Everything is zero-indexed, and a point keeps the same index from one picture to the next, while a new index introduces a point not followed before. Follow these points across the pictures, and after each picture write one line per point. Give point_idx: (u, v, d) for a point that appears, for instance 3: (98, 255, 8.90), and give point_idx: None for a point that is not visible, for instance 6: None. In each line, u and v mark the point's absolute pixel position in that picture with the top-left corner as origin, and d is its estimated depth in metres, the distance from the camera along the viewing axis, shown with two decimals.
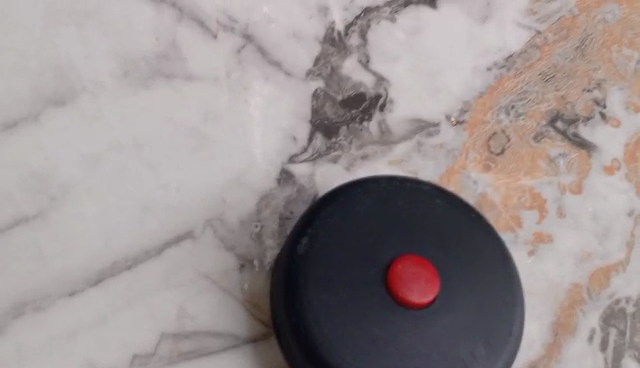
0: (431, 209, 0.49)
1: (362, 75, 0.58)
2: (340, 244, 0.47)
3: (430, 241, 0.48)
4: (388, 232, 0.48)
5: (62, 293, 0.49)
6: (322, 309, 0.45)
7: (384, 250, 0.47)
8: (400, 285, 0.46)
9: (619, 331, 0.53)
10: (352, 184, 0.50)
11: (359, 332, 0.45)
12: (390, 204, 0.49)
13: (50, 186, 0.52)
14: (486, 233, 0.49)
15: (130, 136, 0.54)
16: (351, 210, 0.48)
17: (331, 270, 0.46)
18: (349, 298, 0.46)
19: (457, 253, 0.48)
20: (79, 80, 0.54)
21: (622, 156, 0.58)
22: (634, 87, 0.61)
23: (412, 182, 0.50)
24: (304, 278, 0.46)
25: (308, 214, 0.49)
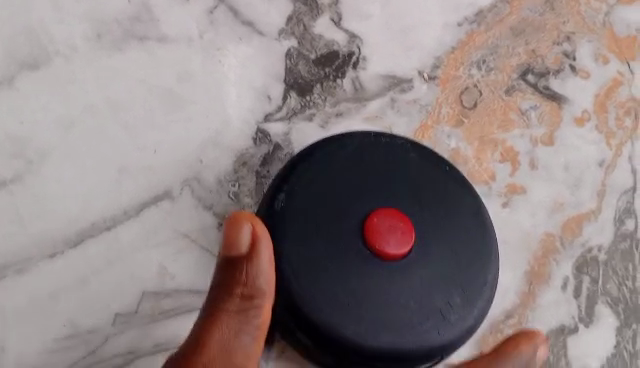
0: (406, 164, 0.50)
1: (334, 34, 0.58)
2: (316, 199, 0.48)
3: (405, 195, 0.49)
4: (363, 187, 0.48)
5: (42, 255, 0.50)
6: (300, 265, 0.46)
7: (360, 205, 0.48)
8: (377, 236, 0.47)
9: (592, 279, 0.55)
10: (327, 139, 0.50)
11: (337, 285, 0.46)
12: (365, 160, 0.49)
13: (28, 149, 0.52)
14: (460, 186, 0.50)
15: (105, 98, 0.54)
16: (327, 165, 0.49)
17: (309, 226, 0.47)
18: (326, 253, 0.46)
19: (432, 206, 0.49)
20: (52, 44, 0.54)
21: (593, 107, 0.59)
22: (603, 39, 0.61)
23: (386, 137, 0.51)
24: (281, 234, 0.47)
25: (284, 170, 0.49)
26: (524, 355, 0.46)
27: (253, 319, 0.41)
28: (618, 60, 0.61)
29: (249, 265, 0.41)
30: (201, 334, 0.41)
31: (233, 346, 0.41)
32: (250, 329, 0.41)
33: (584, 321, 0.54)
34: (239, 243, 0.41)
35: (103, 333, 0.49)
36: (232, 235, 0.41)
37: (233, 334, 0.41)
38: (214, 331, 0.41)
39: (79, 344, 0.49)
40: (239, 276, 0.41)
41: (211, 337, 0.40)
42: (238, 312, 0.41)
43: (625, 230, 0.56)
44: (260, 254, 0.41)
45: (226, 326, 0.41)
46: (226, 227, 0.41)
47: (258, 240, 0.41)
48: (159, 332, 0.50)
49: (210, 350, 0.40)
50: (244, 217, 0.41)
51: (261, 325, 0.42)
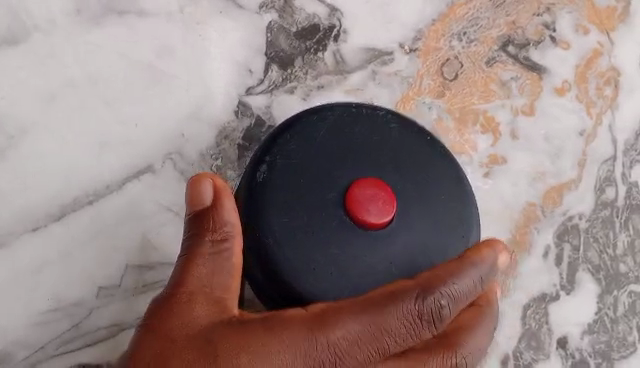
0: (387, 134, 0.50)
1: (315, 6, 0.58)
2: (298, 169, 0.48)
3: (387, 164, 0.49)
4: (345, 156, 0.49)
5: (25, 229, 0.51)
6: (282, 234, 0.46)
7: (342, 174, 0.48)
8: (358, 206, 0.47)
9: (573, 247, 0.57)
10: (308, 111, 0.51)
11: (319, 254, 0.46)
12: (347, 130, 0.50)
13: (7, 125, 0.52)
14: (441, 155, 0.51)
15: (86, 73, 0.54)
16: (308, 136, 0.49)
17: (290, 196, 0.47)
18: (309, 222, 0.47)
19: (414, 174, 0.49)
20: (30, 17, 0.54)
21: (573, 78, 0.60)
22: (583, 10, 0.61)
23: (367, 108, 0.51)
24: (263, 204, 0.47)
25: (266, 142, 0.50)
26: (490, 260, 0.43)
27: (228, 257, 0.41)
28: (598, 30, 0.61)
29: (215, 212, 0.42)
30: (178, 279, 0.41)
31: (211, 284, 0.41)
32: (227, 267, 0.41)
33: (565, 288, 0.56)
34: (202, 197, 0.42)
35: (87, 306, 0.50)
36: (195, 192, 0.42)
37: (210, 273, 0.41)
38: (190, 272, 0.41)
39: (63, 317, 0.50)
40: (206, 222, 0.42)
41: (189, 278, 0.41)
42: (213, 252, 0.41)
43: (605, 198, 0.58)
44: (225, 199, 0.42)
45: (202, 266, 0.41)
46: (188, 186, 0.42)
47: (221, 191, 0.42)
48: (142, 305, 0.51)
49: (189, 289, 0.41)
50: (206, 175, 0.42)
51: (237, 264, 0.42)
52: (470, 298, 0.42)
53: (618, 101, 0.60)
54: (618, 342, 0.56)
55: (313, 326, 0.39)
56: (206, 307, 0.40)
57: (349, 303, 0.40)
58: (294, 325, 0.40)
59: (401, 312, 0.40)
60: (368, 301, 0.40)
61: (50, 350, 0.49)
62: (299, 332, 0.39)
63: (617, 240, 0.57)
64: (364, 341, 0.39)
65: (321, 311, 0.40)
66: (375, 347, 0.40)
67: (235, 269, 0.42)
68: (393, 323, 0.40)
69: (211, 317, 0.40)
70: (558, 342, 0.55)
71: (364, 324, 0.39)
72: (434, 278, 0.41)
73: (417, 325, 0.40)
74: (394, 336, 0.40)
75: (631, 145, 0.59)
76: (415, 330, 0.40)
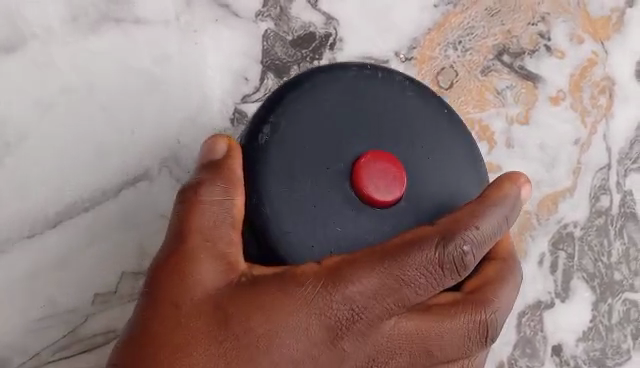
0: (401, 101, 0.49)
1: (311, 16, 0.57)
2: (307, 134, 0.47)
3: (398, 134, 0.48)
4: (356, 123, 0.47)
5: (21, 236, 0.51)
6: (285, 206, 0.45)
7: (352, 144, 0.47)
8: (366, 183, 0.46)
9: (568, 255, 0.59)
10: (321, 71, 0.49)
11: (324, 230, 0.45)
12: (359, 94, 0.48)
13: (5, 131, 0.52)
14: (454, 128, 0.50)
15: (84, 81, 0.53)
16: (320, 99, 0.48)
17: (296, 163, 0.46)
18: (313, 193, 0.46)
19: (425, 145, 0.48)
20: (26, 23, 0.52)
21: (568, 86, 0.60)
22: (579, 20, 0.60)
23: (384, 70, 0.50)
24: (266, 170, 0.46)
25: (271, 99, 0.48)
26: (509, 202, 0.44)
27: (230, 204, 0.43)
28: (593, 39, 0.60)
29: (223, 164, 0.44)
30: (180, 226, 0.42)
31: (213, 230, 0.42)
32: (227, 218, 0.42)
33: (560, 296, 0.58)
34: (217, 152, 0.44)
35: (82, 313, 0.52)
36: (212, 147, 0.44)
37: (211, 219, 0.42)
38: (191, 217, 0.42)
39: (59, 324, 0.52)
40: (212, 172, 0.43)
41: (191, 226, 0.42)
42: (211, 197, 0.42)
43: (600, 206, 0.59)
44: (236, 156, 0.44)
45: (203, 211, 0.42)
46: (205, 142, 0.44)
47: (234, 148, 0.44)
48: None
49: (189, 237, 0.41)
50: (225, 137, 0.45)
51: (236, 216, 0.43)
52: (493, 241, 0.43)
53: (613, 110, 0.60)
54: (613, 349, 0.59)
55: (328, 280, 0.40)
56: (210, 262, 0.41)
57: (363, 254, 0.41)
58: (308, 280, 0.40)
59: (420, 259, 0.41)
60: (381, 253, 0.41)
61: (46, 356, 0.52)
62: (313, 289, 0.40)
63: (612, 248, 0.59)
64: (382, 294, 0.40)
65: (334, 264, 0.41)
66: (394, 298, 0.40)
67: (235, 219, 0.43)
68: (407, 269, 0.40)
69: (220, 280, 0.41)
70: (553, 349, 0.58)
71: (380, 273, 0.40)
72: (454, 219, 0.42)
73: (437, 272, 0.41)
74: (413, 286, 0.41)
75: (626, 154, 0.60)
76: (432, 276, 0.41)
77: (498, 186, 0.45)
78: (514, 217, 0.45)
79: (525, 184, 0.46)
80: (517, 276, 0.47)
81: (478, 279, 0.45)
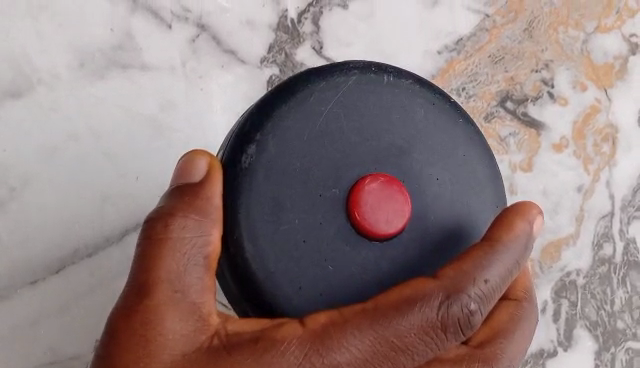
0: (403, 110, 0.44)
1: (317, 63, 0.57)
2: (299, 152, 0.42)
3: (398, 149, 0.44)
4: (351, 138, 0.43)
5: (24, 282, 0.52)
6: (271, 237, 0.41)
7: (348, 165, 0.43)
8: (365, 215, 0.42)
9: (571, 303, 0.59)
10: (318, 75, 0.44)
11: (313, 267, 0.42)
12: (358, 104, 0.44)
13: (9, 177, 0.53)
14: (461, 138, 0.46)
15: (88, 127, 0.54)
16: (315, 109, 0.43)
17: (286, 187, 0.42)
18: (302, 223, 0.42)
19: (428, 159, 0.44)
20: (34, 69, 0.53)
21: (571, 134, 0.60)
22: (582, 67, 0.61)
23: (388, 72, 0.45)
24: (252, 193, 0.42)
25: (260, 105, 0.43)
26: (518, 247, 0.41)
27: (207, 234, 0.38)
28: (595, 86, 0.61)
29: (200, 187, 0.39)
30: (144, 260, 0.37)
31: (183, 268, 0.37)
32: (201, 254, 0.38)
33: (563, 344, 0.58)
34: (194, 172, 0.40)
35: (84, 359, 0.53)
36: (190, 163, 0.40)
37: (183, 253, 0.37)
38: (159, 250, 0.37)
39: None
40: (187, 195, 0.39)
41: (160, 263, 0.37)
42: (183, 224, 0.38)
43: (603, 254, 0.59)
44: (215, 179, 0.40)
45: (174, 243, 0.37)
46: (182, 158, 0.40)
47: (214, 168, 0.40)
48: None
49: (157, 280, 0.36)
50: (203, 153, 0.41)
51: (212, 251, 0.38)
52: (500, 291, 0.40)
53: (616, 157, 0.60)
54: None
55: (315, 344, 0.36)
56: (180, 315, 0.37)
57: (356, 312, 0.37)
58: (292, 342, 0.37)
59: (419, 318, 0.37)
60: (376, 313, 0.37)
61: None
62: (298, 353, 0.36)
63: (615, 297, 0.59)
64: (376, 357, 0.37)
65: (324, 324, 0.37)
66: (389, 362, 0.37)
67: (211, 255, 0.38)
68: (403, 331, 0.37)
69: (189, 337, 0.37)
70: None
71: (375, 335, 0.37)
72: (457, 267, 0.39)
73: (436, 334, 0.38)
74: (411, 350, 0.37)
75: (629, 201, 0.60)
76: (432, 340, 0.38)
77: (508, 224, 0.42)
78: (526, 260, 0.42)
79: (538, 217, 0.43)
80: (532, 320, 0.44)
81: (487, 330, 0.43)
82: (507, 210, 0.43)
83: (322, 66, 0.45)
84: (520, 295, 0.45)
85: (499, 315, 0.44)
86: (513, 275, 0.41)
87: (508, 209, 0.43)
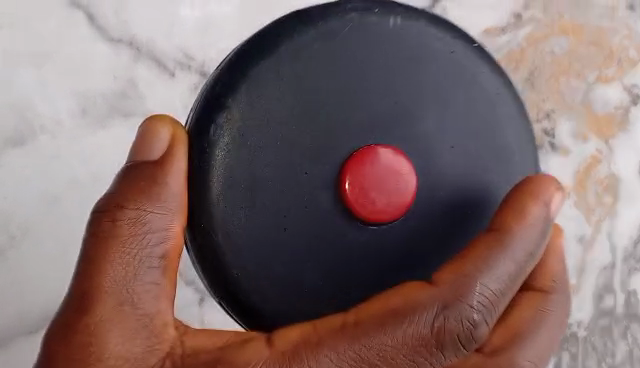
0: (419, 64, 0.40)
1: None
2: (279, 118, 0.39)
3: (401, 109, 0.40)
4: (363, 97, 0.39)
5: (24, 331, 0.55)
6: (243, 225, 0.39)
7: (345, 132, 0.39)
8: (358, 193, 0.39)
9: (570, 354, 0.60)
10: (310, 20, 0.40)
11: (286, 253, 0.39)
12: (358, 58, 0.40)
13: (11, 224, 0.55)
14: (485, 94, 0.41)
15: (89, 173, 0.56)
16: (298, 71, 0.39)
17: (262, 163, 0.39)
18: (277, 202, 0.39)
19: (441, 124, 0.40)
20: (37, 117, 0.55)
21: (573, 184, 0.60)
22: (583, 117, 0.61)
23: (397, 12, 0.41)
24: (227, 166, 0.39)
25: (237, 59, 0.40)
26: (530, 238, 0.37)
27: (164, 224, 0.36)
28: (597, 137, 0.61)
29: (158, 169, 0.37)
30: (94, 252, 0.35)
31: (140, 261, 0.35)
32: (159, 249, 0.36)
33: None
34: (152, 148, 0.37)
35: None
36: (147, 137, 0.37)
37: (137, 249, 0.35)
38: (110, 245, 0.35)
39: None
40: (143, 174, 0.37)
41: (106, 260, 0.35)
42: (138, 212, 0.36)
43: (603, 306, 0.60)
44: (172, 159, 0.37)
45: (125, 233, 0.35)
46: (140, 129, 0.38)
47: (177, 142, 0.38)
48: None
49: (102, 275, 0.35)
50: (166, 119, 0.38)
51: (171, 247, 0.36)
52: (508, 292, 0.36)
53: (617, 207, 0.60)
54: None
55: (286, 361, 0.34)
56: (124, 332, 0.35)
57: (337, 328, 0.35)
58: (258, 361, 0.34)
59: (412, 332, 0.34)
60: (362, 326, 0.34)
61: None
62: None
63: (615, 349, 0.61)
64: None
65: (305, 342, 0.35)
66: None
67: (170, 251, 0.36)
68: (391, 348, 0.34)
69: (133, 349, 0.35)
70: None
71: (358, 351, 0.34)
72: (454, 268, 0.36)
73: (432, 348, 0.34)
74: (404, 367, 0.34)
75: (630, 252, 0.60)
76: (426, 357, 0.34)
77: (517, 206, 0.37)
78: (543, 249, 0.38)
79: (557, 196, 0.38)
80: (562, 315, 0.40)
81: (504, 331, 0.38)
82: (517, 189, 0.38)
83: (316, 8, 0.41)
84: (548, 284, 0.40)
85: (520, 312, 0.39)
86: (528, 271, 0.37)
87: (519, 189, 0.38)
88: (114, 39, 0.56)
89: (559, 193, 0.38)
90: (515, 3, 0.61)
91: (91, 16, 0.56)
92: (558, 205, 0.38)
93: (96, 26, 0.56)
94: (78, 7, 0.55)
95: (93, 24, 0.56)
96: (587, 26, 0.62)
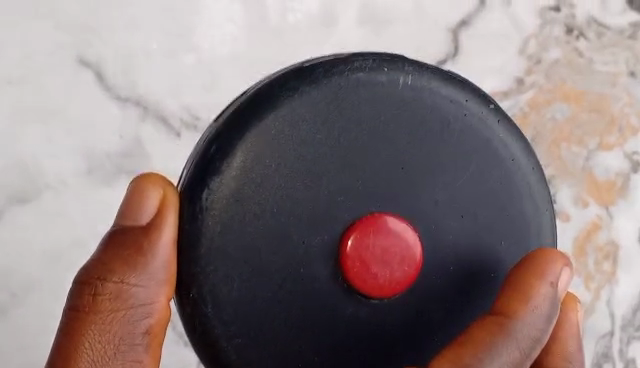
0: (430, 127, 0.38)
1: None
2: (278, 181, 0.36)
3: (407, 171, 0.37)
4: (367, 161, 0.37)
5: None
6: (238, 299, 0.36)
7: (345, 200, 0.36)
8: (361, 267, 0.36)
9: None
10: (314, 76, 0.37)
11: (280, 324, 0.37)
12: (362, 119, 0.37)
13: (12, 282, 0.55)
14: (498, 158, 0.39)
15: (93, 232, 0.55)
16: (295, 132, 0.36)
17: (257, 231, 0.36)
18: (275, 270, 0.36)
19: (448, 191, 0.38)
20: (42, 175, 0.55)
21: (572, 250, 0.59)
22: (584, 184, 0.59)
23: (408, 70, 0.38)
24: (217, 235, 0.36)
25: (238, 115, 0.36)
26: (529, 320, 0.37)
27: (147, 296, 0.36)
28: (597, 203, 0.59)
29: (145, 237, 0.36)
30: (74, 327, 0.35)
31: (122, 338, 0.36)
32: (142, 322, 0.36)
33: None
34: (140, 213, 0.36)
35: None
36: (135, 202, 0.36)
37: (120, 324, 0.36)
38: (90, 321, 0.35)
39: None
40: (127, 244, 0.36)
41: (83, 338, 0.35)
42: (119, 286, 0.35)
43: None
44: (158, 227, 0.35)
45: (105, 308, 0.35)
46: (130, 189, 0.36)
47: (165, 206, 0.36)
48: None
49: (79, 353, 0.35)
50: (157, 178, 0.36)
51: (155, 322, 0.36)
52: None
53: (616, 275, 0.59)
54: None
55: None
56: None
57: None
58: None
59: None
60: None
61: None
62: None
63: None
64: None
65: None
66: None
67: (154, 325, 0.36)
68: None
69: None
70: None
71: None
72: (457, 357, 0.35)
73: None
74: None
75: (628, 320, 0.59)
76: None
77: (521, 285, 0.37)
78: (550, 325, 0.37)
79: (561, 271, 0.37)
80: None
81: None
82: (520, 265, 0.37)
83: (321, 60, 0.38)
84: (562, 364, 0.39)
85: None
86: (533, 358, 0.37)
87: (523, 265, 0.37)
88: (122, 98, 0.56)
89: (567, 270, 0.38)
90: (519, 69, 0.59)
91: (101, 75, 0.55)
92: (565, 280, 0.38)
93: (105, 85, 0.55)
94: (87, 66, 0.55)
95: (101, 83, 0.55)
96: (589, 92, 0.60)
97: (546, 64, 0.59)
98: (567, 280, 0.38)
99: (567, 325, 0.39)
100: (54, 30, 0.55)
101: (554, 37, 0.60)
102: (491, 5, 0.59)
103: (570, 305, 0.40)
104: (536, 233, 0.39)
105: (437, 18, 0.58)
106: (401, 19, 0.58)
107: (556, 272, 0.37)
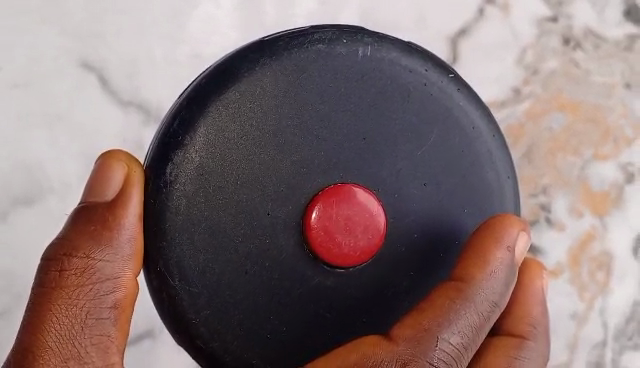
0: (392, 96, 0.39)
1: None
2: (242, 149, 0.37)
3: (377, 152, 0.38)
4: (327, 134, 0.38)
5: None
6: (202, 273, 0.37)
7: (310, 173, 0.38)
8: (323, 235, 0.37)
9: None
10: (276, 49, 0.38)
11: (251, 285, 0.38)
12: (326, 93, 0.38)
13: (16, 284, 0.55)
14: (461, 128, 0.40)
15: None
16: (257, 105, 0.37)
17: (222, 197, 0.37)
18: (244, 235, 0.37)
19: (414, 162, 0.39)
20: (47, 179, 0.56)
21: (567, 260, 0.58)
22: (579, 194, 0.58)
23: (367, 41, 0.39)
24: (182, 209, 0.37)
25: (199, 89, 0.38)
26: (497, 284, 0.38)
27: (115, 268, 0.36)
28: (592, 213, 0.58)
29: (110, 212, 0.36)
30: (42, 303, 0.36)
31: (88, 312, 0.36)
32: (110, 296, 0.36)
33: None
34: (106, 188, 0.37)
35: None
36: (103, 173, 0.37)
37: (87, 299, 0.36)
38: (58, 297, 0.36)
39: None
40: (93, 220, 0.36)
41: (51, 313, 0.35)
42: (86, 261, 0.36)
43: None
44: (126, 201, 0.37)
45: (72, 283, 0.36)
46: (97, 163, 0.37)
47: (131, 181, 0.37)
48: None
49: (47, 327, 0.35)
50: (120, 155, 0.38)
51: (123, 297, 0.36)
52: (477, 331, 0.38)
53: (611, 286, 0.58)
54: None
55: None
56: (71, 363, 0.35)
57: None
58: None
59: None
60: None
61: None
62: None
63: None
64: None
65: None
66: None
67: (122, 301, 0.36)
68: None
69: None
70: None
71: None
72: (415, 322, 0.37)
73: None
74: None
75: (621, 330, 0.58)
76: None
77: (485, 248, 0.38)
78: (511, 282, 0.39)
79: (522, 233, 0.39)
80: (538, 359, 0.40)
81: None
82: (478, 236, 0.38)
83: (282, 34, 0.39)
84: (526, 330, 0.40)
85: (496, 362, 0.39)
86: (495, 317, 0.38)
87: (487, 232, 0.38)
88: (125, 102, 0.56)
89: (524, 234, 0.39)
90: (517, 77, 0.59)
91: (105, 80, 0.56)
92: (521, 246, 0.39)
93: (108, 89, 0.56)
94: (92, 71, 0.56)
95: (105, 87, 0.56)
96: (584, 103, 0.59)
97: (544, 75, 0.59)
98: (524, 244, 0.40)
99: (535, 290, 0.42)
100: (60, 35, 0.56)
101: (551, 48, 0.59)
102: (490, 16, 0.59)
103: (536, 270, 0.42)
104: (482, 199, 0.40)
105: (438, 26, 0.58)
106: (402, 26, 0.58)
107: (514, 236, 0.39)
